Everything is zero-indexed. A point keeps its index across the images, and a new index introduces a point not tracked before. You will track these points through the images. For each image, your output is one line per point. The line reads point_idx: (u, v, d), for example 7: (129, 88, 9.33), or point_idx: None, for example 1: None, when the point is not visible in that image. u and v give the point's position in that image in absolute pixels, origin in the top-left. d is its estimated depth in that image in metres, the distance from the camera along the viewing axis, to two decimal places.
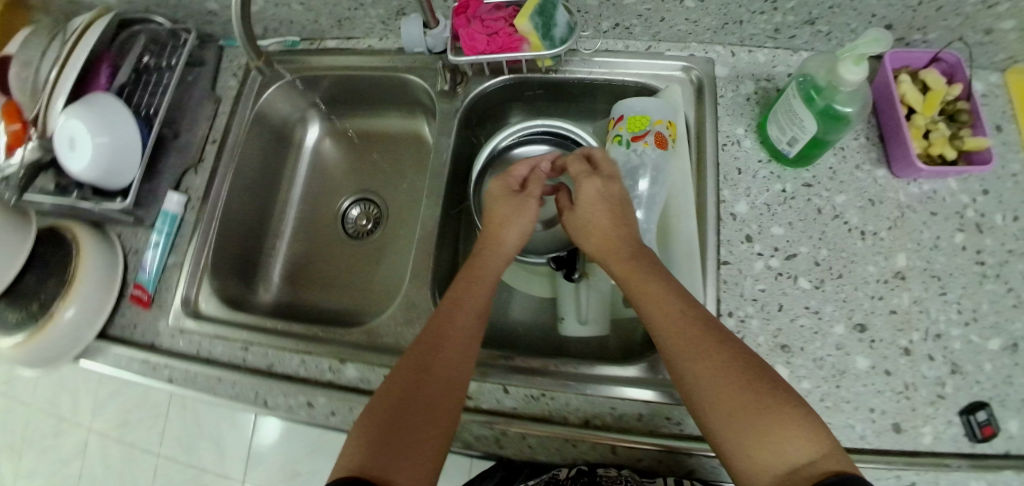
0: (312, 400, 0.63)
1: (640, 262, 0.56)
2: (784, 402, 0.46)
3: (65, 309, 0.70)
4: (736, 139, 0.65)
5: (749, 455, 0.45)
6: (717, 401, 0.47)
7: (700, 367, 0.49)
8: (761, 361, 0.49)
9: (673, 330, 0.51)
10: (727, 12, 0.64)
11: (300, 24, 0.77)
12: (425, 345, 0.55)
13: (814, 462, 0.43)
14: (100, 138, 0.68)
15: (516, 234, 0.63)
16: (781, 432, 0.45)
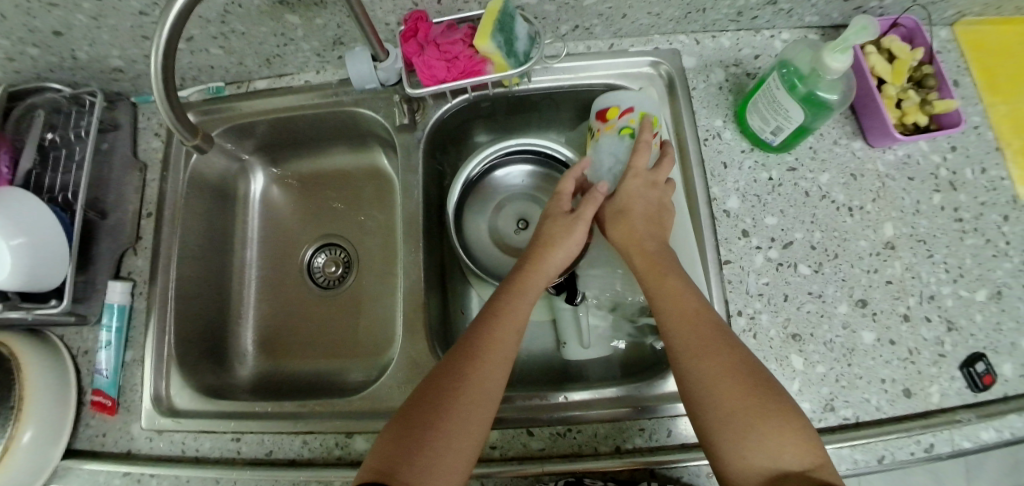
0: (326, 485, 0.58)
1: (661, 252, 0.55)
2: (788, 412, 0.45)
3: (21, 434, 0.63)
4: (716, 132, 0.63)
5: (742, 453, 0.44)
6: (718, 399, 0.46)
7: (710, 368, 0.47)
8: (765, 368, 0.48)
9: (690, 321, 0.50)
10: (690, 1, 0.60)
11: (222, 69, 0.68)
12: (459, 359, 0.51)
13: (805, 470, 0.43)
14: (15, 240, 0.60)
15: (564, 255, 0.58)
16: (780, 439, 0.44)
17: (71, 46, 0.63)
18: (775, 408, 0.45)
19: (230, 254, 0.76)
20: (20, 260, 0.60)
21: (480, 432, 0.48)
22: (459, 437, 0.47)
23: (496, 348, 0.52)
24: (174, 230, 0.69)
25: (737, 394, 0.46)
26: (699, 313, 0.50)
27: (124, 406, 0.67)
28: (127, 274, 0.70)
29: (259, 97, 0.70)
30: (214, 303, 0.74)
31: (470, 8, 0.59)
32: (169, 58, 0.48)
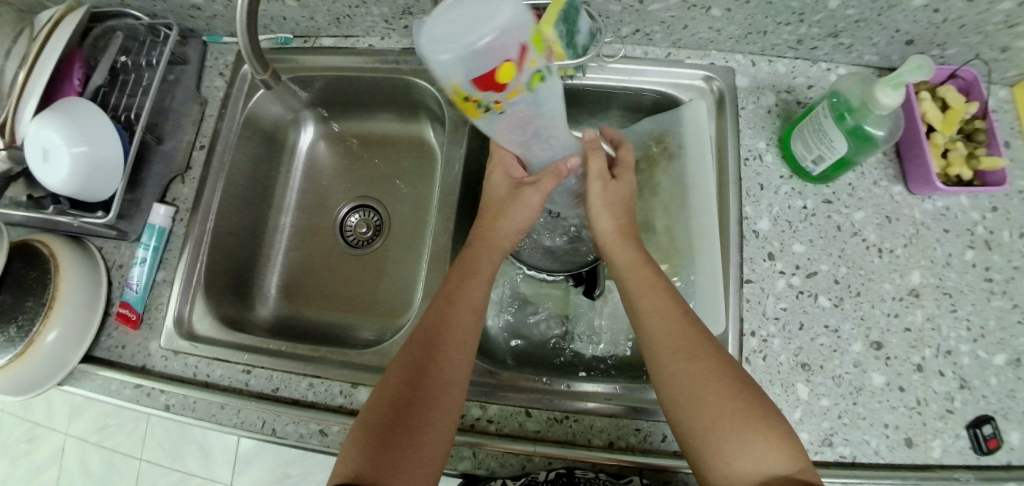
0: (325, 428, 0.60)
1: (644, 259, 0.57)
2: (770, 415, 0.47)
3: (46, 334, 0.67)
4: (757, 153, 0.64)
5: (726, 463, 0.46)
6: (699, 409, 0.48)
7: (696, 374, 0.49)
8: (746, 375, 0.49)
9: (675, 332, 0.51)
10: (752, 22, 0.62)
11: (293, 21, 0.71)
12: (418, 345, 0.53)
13: (791, 474, 0.44)
14: (77, 147, 0.63)
15: (512, 225, 0.61)
16: (764, 443, 0.45)
17: None
18: (756, 414, 0.47)
19: (268, 198, 0.79)
20: (78, 167, 0.63)
21: (444, 427, 0.50)
22: (427, 430, 0.49)
23: (457, 337, 0.54)
24: (221, 166, 0.72)
25: (721, 402, 0.47)
26: (683, 321, 0.52)
27: (147, 323, 0.70)
28: (171, 201, 0.73)
29: (323, 55, 0.73)
30: (245, 243, 0.76)
31: None
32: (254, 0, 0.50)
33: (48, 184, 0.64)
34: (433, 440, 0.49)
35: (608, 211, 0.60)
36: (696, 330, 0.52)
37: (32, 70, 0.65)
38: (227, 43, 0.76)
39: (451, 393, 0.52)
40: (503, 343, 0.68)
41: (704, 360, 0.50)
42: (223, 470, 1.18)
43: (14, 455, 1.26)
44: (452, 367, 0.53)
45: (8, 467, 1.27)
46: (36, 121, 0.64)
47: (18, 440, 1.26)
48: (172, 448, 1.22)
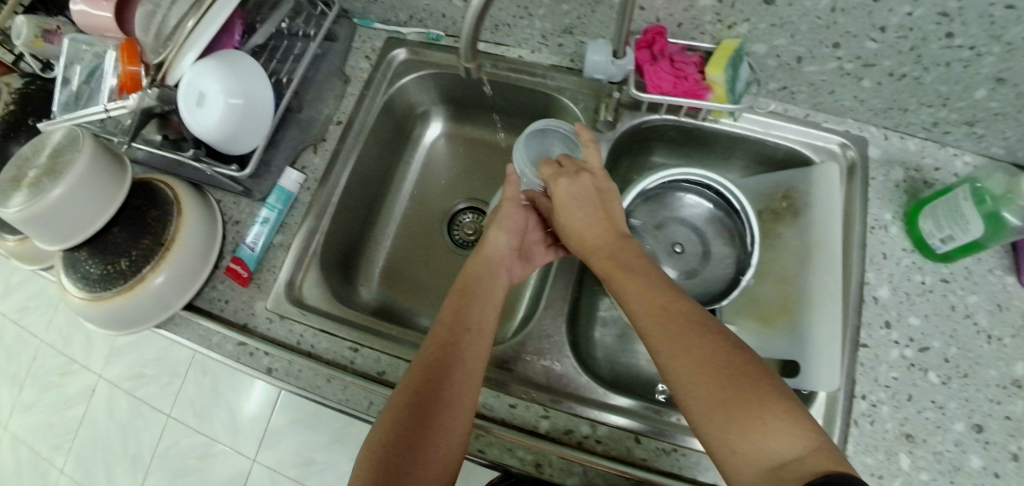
0: None
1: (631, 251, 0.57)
2: (773, 394, 0.45)
3: (154, 276, 0.68)
4: (884, 224, 0.66)
5: (738, 454, 0.44)
6: (696, 402, 0.47)
7: (682, 368, 0.49)
8: (741, 352, 0.48)
9: (655, 325, 0.52)
10: (897, 99, 0.65)
11: (451, 20, 0.75)
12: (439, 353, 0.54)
13: (803, 458, 0.42)
14: (232, 99, 0.66)
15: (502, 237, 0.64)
16: (769, 426, 0.44)
17: None
18: (757, 399, 0.45)
19: (384, 186, 0.82)
20: (230, 118, 0.66)
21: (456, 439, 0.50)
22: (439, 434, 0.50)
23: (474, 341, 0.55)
24: (353, 145, 0.75)
25: (715, 386, 0.47)
26: (664, 307, 0.52)
27: (256, 282, 0.72)
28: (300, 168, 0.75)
29: None
30: (355, 224, 0.78)
31: (703, 39, 0.64)
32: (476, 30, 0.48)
33: (193, 126, 0.66)
34: (447, 432, 0.50)
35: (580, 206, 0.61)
36: (674, 313, 0.52)
37: (202, 19, 0.66)
38: (376, 28, 0.80)
39: (468, 392, 0.52)
40: (601, 363, 0.69)
41: (691, 351, 0.49)
42: (248, 443, 1.16)
43: (45, 384, 1.29)
44: (471, 373, 0.53)
45: (38, 394, 1.29)
46: (198, 65, 0.66)
47: (52, 372, 1.29)
48: (201, 411, 1.20)
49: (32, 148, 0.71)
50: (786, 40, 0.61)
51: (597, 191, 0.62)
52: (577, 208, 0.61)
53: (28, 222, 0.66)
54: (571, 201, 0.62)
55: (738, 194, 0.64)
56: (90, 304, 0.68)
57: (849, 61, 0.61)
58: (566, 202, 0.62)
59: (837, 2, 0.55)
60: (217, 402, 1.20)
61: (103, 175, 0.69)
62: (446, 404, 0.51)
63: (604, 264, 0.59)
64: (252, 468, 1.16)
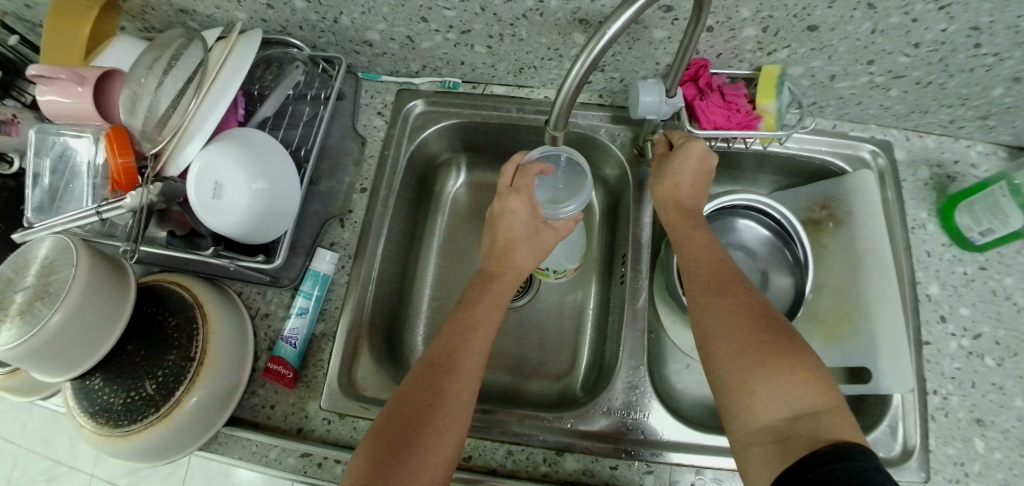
0: None
1: (692, 219, 0.61)
2: (803, 360, 0.48)
3: (189, 397, 0.60)
4: (921, 223, 0.70)
5: (751, 404, 0.47)
6: (725, 347, 0.50)
7: (722, 317, 0.52)
8: (782, 322, 0.51)
9: (709, 274, 0.56)
10: (920, 103, 0.67)
11: (470, 66, 0.72)
12: (455, 337, 0.56)
13: (819, 419, 0.45)
14: (257, 184, 0.60)
15: (528, 254, 0.62)
16: (790, 384, 0.47)
17: (343, 10, 0.64)
18: (785, 357, 0.48)
19: (413, 245, 0.80)
20: (258, 205, 0.60)
21: (454, 429, 0.51)
22: (440, 430, 0.50)
23: (477, 347, 0.56)
24: (383, 211, 0.72)
25: (745, 338, 0.50)
26: (711, 264, 0.56)
27: (304, 381, 0.66)
28: (329, 245, 0.71)
29: (493, 103, 0.75)
30: (392, 292, 0.75)
31: (741, 66, 0.65)
32: (587, 76, 0.45)
33: (213, 222, 0.59)
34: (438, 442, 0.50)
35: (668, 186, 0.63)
36: (723, 272, 0.56)
37: (204, 101, 0.59)
38: (385, 79, 0.77)
39: (458, 407, 0.52)
40: (676, 398, 0.70)
41: (733, 308, 0.52)
42: None
43: None
44: (466, 377, 0.54)
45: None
46: (211, 152, 0.59)
47: (34, 481, 1.12)
48: None
49: (13, 269, 0.59)
50: (823, 61, 0.62)
51: (700, 175, 0.62)
52: (687, 169, 0.62)
53: (23, 359, 0.55)
54: (685, 164, 0.62)
55: (793, 220, 0.70)
56: (118, 440, 0.59)
57: (880, 74, 0.63)
58: (687, 174, 0.62)
59: (878, 25, 0.56)
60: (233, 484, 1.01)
61: (104, 289, 0.58)
62: (441, 414, 0.51)
63: (672, 216, 0.62)
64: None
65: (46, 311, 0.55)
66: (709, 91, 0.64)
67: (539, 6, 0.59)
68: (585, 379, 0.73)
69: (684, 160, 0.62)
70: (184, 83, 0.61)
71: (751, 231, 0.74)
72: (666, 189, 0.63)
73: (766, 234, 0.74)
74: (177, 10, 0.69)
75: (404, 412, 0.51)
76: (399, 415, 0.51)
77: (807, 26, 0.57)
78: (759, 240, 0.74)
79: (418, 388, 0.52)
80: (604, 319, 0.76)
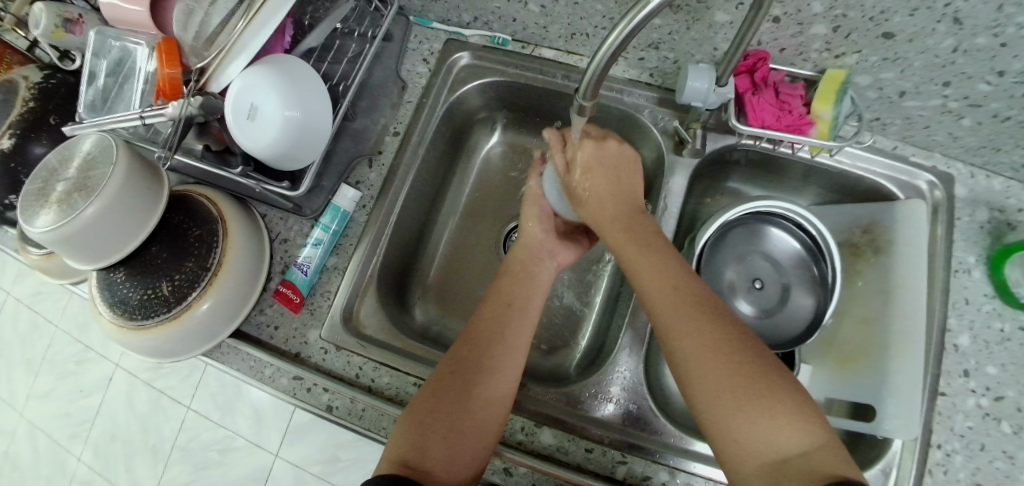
0: (511, 467, 0.60)
1: (646, 232, 0.58)
2: (784, 388, 0.46)
3: (200, 304, 0.63)
4: (965, 267, 0.65)
5: (737, 440, 0.45)
6: (704, 377, 0.48)
7: (695, 347, 0.49)
8: (755, 341, 0.49)
9: (671, 295, 0.53)
10: (995, 138, 0.61)
11: (522, 25, 0.71)
12: (485, 338, 0.58)
13: (807, 453, 0.44)
14: (290, 112, 0.61)
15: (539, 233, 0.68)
16: (774, 418, 0.45)
17: None
18: (771, 388, 0.46)
19: (437, 201, 0.81)
20: (290, 132, 0.61)
21: (490, 420, 0.54)
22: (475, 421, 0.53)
23: (499, 368, 0.56)
24: (412, 159, 0.73)
25: (722, 366, 0.48)
26: (674, 281, 0.53)
27: (309, 308, 0.69)
28: (354, 183, 0.73)
29: (539, 67, 0.73)
30: (408, 241, 0.76)
31: (804, 65, 0.61)
32: (622, 48, 0.42)
33: (242, 140, 0.61)
34: (459, 447, 0.52)
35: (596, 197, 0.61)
36: (686, 288, 0.53)
37: (252, 22, 0.59)
38: (436, 27, 0.76)
39: (496, 409, 0.54)
40: (668, 398, 0.69)
41: (704, 327, 0.50)
42: (272, 440, 1.04)
43: (61, 371, 1.23)
44: (495, 387, 0.55)
45: (52, 382, 1.24)
46: (249, 73, 0.60)
47: (67, 360, 1.23)
48: (224, 404, 1.08)
49: (59, 159, 0.63)
50: (895, 74, 0.57)
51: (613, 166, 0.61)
52: (602, 175, 0.61)
53: (57, 244, 0.59)
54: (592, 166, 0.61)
55: (827, 238, 0.66)
56: (131, 333, 0.64)
57: (955, 99, 0.58)
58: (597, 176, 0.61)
59: (961, 43, 0.51)
60: (241, 394, 1.07)
61: (139, 191, 0.62)
62: (473, 409, 0.53)
63: (612, 235, 0.59)
64: (274, 464, 1.04)
65: (81, 203, 0.58)
66: (764, 86, 0.61)
67: None
68: (580, 361, 0.74)
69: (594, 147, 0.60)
70: (235, 3, 0.62)
71: (781, 242, 0.71)
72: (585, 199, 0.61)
73: (798, 248, 0.71)
74: None
75: (423, 415, 0.53)
76: (418, 420, 0.53)
77: (883, 32, 0.53)
78: (787, 252, 0.71)
79: (443, 386, 0.54)
80: (613, 307, 0.75)
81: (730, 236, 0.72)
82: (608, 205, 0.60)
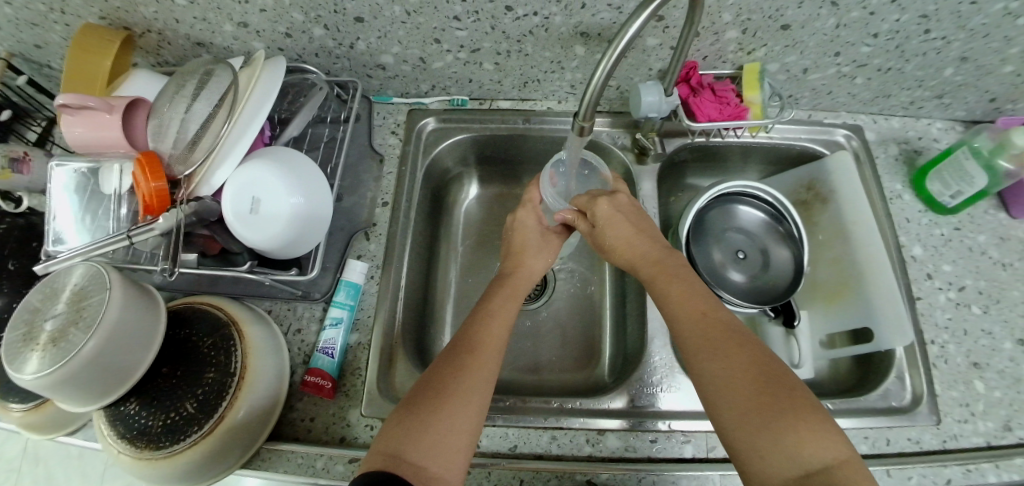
0: (593, 478, 0.61)
1: (673, 266, 0.62)
2: (809, 407, 0.49)
3: (232, 414, 0.61)
4: (897, 193, 0.77)
5: (760, 455, 0.48)
6: (728, 396, 0.52)
7: (719, 369, 0.53)
8: (778, 366, 0.52)
9: (697, 325, 0.56)
10: (882, 88, 0.76)
11: (478, 83, 0.79)
12: (463, 344, 0.57)
13: (830, 468, 0.46)
14: (295, 199, 0.63)
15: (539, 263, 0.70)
16: (798, 435, 0.48)
17: (361, 36, 0.70)
18: (791, 410, 0.49)
19: (434, 259, 0.83)
20: (298, 217, 0.63)
21: (476, 411, 0.52)
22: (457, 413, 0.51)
23: (482, 357, 0.56)
24: (406, 222, 0.76)
25: (743, 387, 0.51)
26: (700, 312, 0.57)
27: (343, 390, 0.68)
28: (357, 257, 0.74)
29: (501, 116, 0.81)
30: (419, 302, 0.78)
31: (725, 66, 0.74)
32: (611, 67, 0.50)
33: (250, 236, 0.62)
34: (441, 451, 0.49)
35: (618, 225, 0.66)
36: (711, 317, 0.57)
37: (237, 123, 0.63)
38: (397, 101, 0.82)
39: (478, 398, 0.53)
40: None
41: (727, 352, 0.54)
42: None
43: None
44: (482, 379, 0.54)
45: None
46: (248, 169, 0.62)
47: None
48: None
49: (41, 298, 0.59)
50: (796, 56, 0.71)
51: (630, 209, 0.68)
52: (619, 225, 0.66)
53: (56, 386, 0.55)
54: (613, 219, 0.66)
55: (785, 201, 0.77)
56: (156, 466, 0.59)
57: (846, 64, 0.72)
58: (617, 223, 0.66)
59: (840, 20, 0.65)
60: None
61: (137, 313, 0.60)
62: (456, 400, 0.52)
63: (645, 271, 0.63)
64: None
65: (80, 337, 0.56)
66: (702, 88, 0.72)
67: (544, 22, 0.66)
68: (612, 367, 0.77)
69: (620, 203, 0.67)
70: (211, 108, 0.63)
71: (748, 215, 0.80)
72: (612, 244, 0.66)
73: (762, 218, 0.80)
74: (193, 44, 0.73)
75: (417, 405, 0.51)
76: (413, 410, 0.51)
77: (781, 25, 0.66)
78: (754, 222, 0.80)
79: (428, 388, 0.53)
80: (624, 310, 0.79)
81: (706, 220, 0.80)
82: (636, 245, 0.65)
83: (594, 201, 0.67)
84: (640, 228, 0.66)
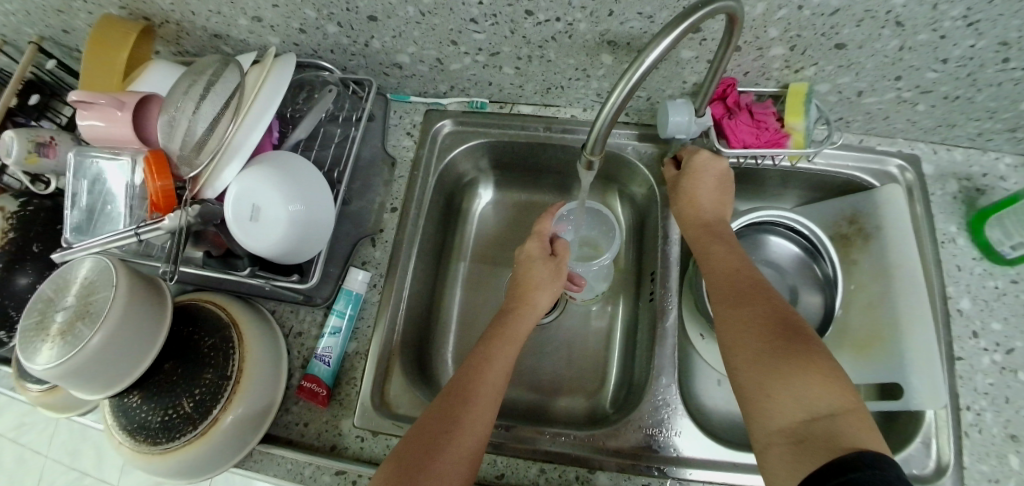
0: None
1: (716, 231, 0.62)
2: (825, 364, 0.47)
3: (226, 415, 0.61)
4: (950, 237, 0.70)
5: (766, 404, 0.47)
6: (741, 345, 0.51)
7: (739, 321, 0.53)
8: (798, 328, 0.50)
9: (727, 281, 0.56)
10: (947, 117, 0.67)
11: (497, 87, 0.75)
12: (458, 389, 0.54)
13: (835, 416, 0.44)
14: (293, 206, 0.61)
15: (548, 297, 0.64)
16: (807, 380, 0.46)
17: (375, 34, 0.67)
18: (803, 355, 0.48)
19: (442, 266, 0.82)
20: (295, 225, 0.62)
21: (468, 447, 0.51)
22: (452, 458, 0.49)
23: (483, 395, 0.54)
24: (414, 229, 0.74)
25: (758, 340, 0.50)
26: (734, 271, 0.57)
27: (337, 399, 0.68)
28: (361, 264, 0.73)
29: (520, 123, 0.77)
30: (422, 311, 0.76)
31: (768, 84, 0.67)
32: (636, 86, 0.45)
33: (249, 243, 0.61)
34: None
35: (685, 196, 0.65)
36: (745, 276, 0.56)
37: (242, 126, 0.61)
38: (412, 102, 0.79)
39: (471, 437, 0.51)
40: (706, 417, 0.68)
41: (750, 307, 0.53)
42: None
43: None
44: (476, 419, 0.52)
45: None
46: (249, 175, 0.61)
47: None
48: None
49: (54, 289, 0.60)
50: (851, 77, 0.63)
51: (721, 178, 0.64)
52: (705, 183, 0.64)
53: (64, 378, 0.56)
54: (700, 175, 0.64)
55: (822, 236, 0.70)
56: (155, 458, 0.60)
57: (908, 90, 0.63)
58: (703, 186, 0.64)
59: (906, 42, 0.57)
60: None
61: (143, 309, 0.60)
62: (452, 438, 0.51)
63: (691, 230, 0.64)
64: None
65: (87, 331, 0.56)
66: (738, 110, 0.66)
67: (568, 29, 0.61)
68: (615, 395, 0.74)
69: (705, 164, 0.64)
70: (219, 107, 0.62)
71: (781, 247, 0.74)
72: (687, 195, 0.65)
73: (797, 250, 0.74)
74: (211, 35, 0.72)
75: (412, 454, 0.49)
76: (405, 458, 0.49)
77: (835, 44, 0.58)
78: (787, 256, 0.74)
79: (425, 430, 0.51)
80: (633, 336, 0.76)
81: None
82: (699, 199, 0.64)
83: (698, 151, 0.65)
84: (719, 192, 0.64)
